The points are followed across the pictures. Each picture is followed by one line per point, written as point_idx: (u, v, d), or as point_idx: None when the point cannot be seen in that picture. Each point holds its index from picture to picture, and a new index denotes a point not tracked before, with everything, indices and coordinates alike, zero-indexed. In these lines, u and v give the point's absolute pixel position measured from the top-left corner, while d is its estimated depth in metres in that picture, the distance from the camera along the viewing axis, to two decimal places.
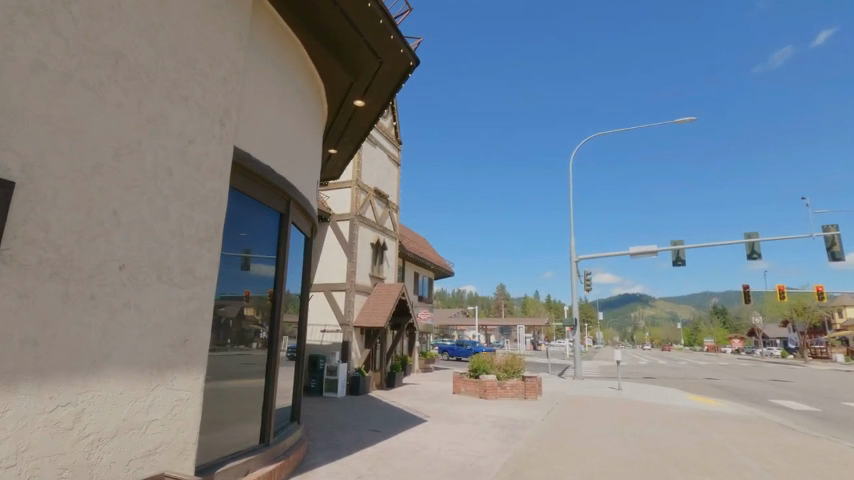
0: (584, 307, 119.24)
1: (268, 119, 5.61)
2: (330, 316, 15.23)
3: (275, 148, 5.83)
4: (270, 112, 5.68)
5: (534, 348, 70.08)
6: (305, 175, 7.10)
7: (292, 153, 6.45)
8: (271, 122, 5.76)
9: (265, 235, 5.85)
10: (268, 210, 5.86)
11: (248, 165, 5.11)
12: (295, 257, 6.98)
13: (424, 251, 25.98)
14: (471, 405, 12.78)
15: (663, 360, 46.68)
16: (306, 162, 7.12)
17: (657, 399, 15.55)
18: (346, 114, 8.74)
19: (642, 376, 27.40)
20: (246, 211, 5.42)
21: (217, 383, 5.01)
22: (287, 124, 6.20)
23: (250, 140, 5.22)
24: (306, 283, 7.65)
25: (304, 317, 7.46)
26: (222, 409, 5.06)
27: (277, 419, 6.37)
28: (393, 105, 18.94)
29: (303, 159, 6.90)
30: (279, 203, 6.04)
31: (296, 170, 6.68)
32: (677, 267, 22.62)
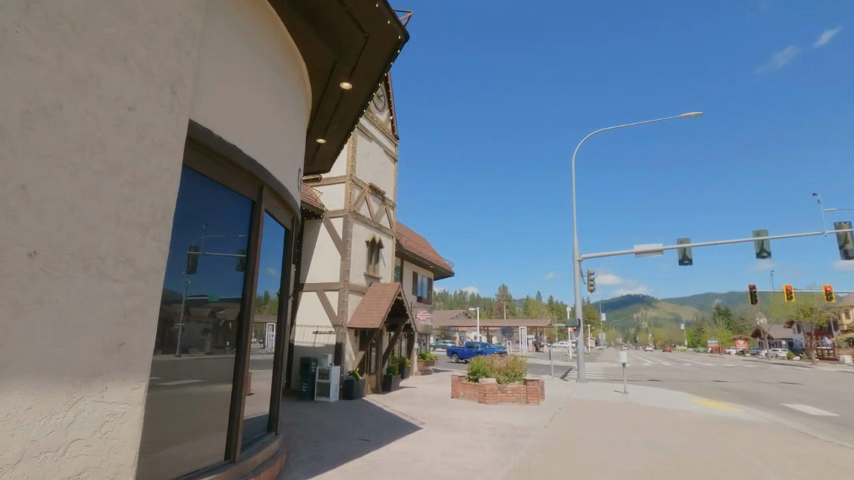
0: (586, 309, 118.37)
1: (236, 93, 5.00)
2: (323, 317, 14.59)
3: (246, 127, 5.22)
4: (238, 86, 5.07)
5: (536, 349, 69.32)
6: (284, 160, 6.48)
7: (267, 135, 5.82)
8: (239, 96, 5.12)
9: (231, 225, 5.20)
10: (236, 197, 5.23)
11: (207, 143, 4.48)
12: (270, 250, 6.35)
13: (423, 251, 25.32)
14: (470, 411, 12.12)
15: (669, 362, 45.84)
16: (285, 146, 6.50)
17: (665, 404, 14.85)
18: (333, 98, 8.12)
19: (648, 378, 26.66)
20: (209, 196, 4.79)
21: (172, 392, 4.38)
22: (259, 102, 5.57)
23: (211, 115, 4.58)
24: (286, 279, 7.02)
25: (283, 318, 6.82)
26: (178, 423, 4.43)
27: (248, 430, 5.71)
28: (390, 98, 18.32)
29: (280, 143, 6.27)
30: (249, 189, 5.39)
31: (272, 155, 6.04)
32: (683, 266, 21.90)
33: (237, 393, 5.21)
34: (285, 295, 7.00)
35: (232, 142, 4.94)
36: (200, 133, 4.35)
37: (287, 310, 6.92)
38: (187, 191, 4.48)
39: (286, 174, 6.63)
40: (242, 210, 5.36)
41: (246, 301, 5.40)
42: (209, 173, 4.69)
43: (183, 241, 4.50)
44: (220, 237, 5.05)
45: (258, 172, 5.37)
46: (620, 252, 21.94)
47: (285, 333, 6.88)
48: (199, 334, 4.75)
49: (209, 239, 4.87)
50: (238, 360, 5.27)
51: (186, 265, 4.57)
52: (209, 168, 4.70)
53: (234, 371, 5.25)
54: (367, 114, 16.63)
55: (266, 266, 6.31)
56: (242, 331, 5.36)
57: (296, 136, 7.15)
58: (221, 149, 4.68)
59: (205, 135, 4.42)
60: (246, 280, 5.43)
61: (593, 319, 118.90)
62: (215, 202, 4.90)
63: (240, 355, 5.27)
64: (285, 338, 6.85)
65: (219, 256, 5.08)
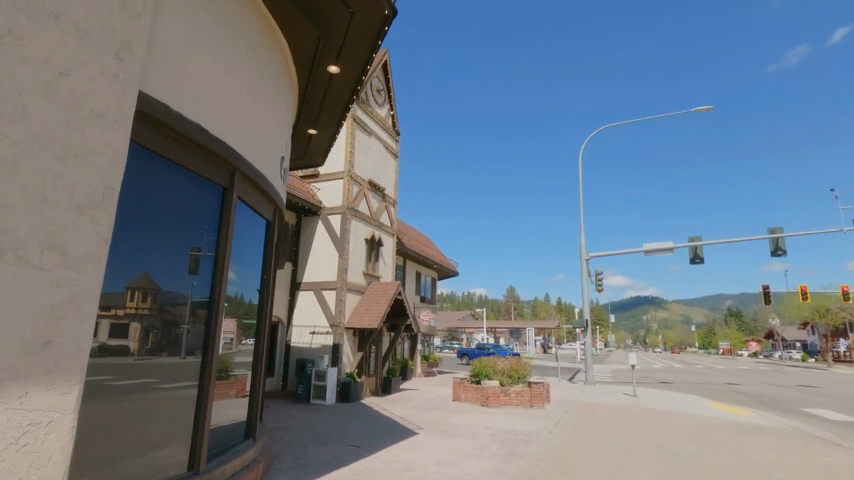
0: (595, 310, 117.14)
1: (206, 68, 4.58)
2: (320, 317, 14.13)
3: (218, 105, 4.79)
4: (206, 60, 4.60)
5: (544, 351, 68.49)
6: (266, 147, 6.06)
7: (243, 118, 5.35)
8: (208, 72, 4.64)
9: (197, 213, 4.74)
10: (202, 182, 4.77)
11: (163, 119, 4.03)
12: (249, 240, 5.92)
13: (426, 250, 24.78)
14: (471, 415, 11.60)
15: (681, 364, 44.80)
16: (267, 132, 6.08)
17: (676, 408, 14.21)
18: (320, 84, 7.68)
19: (658, 381, 25.93)
20: (168, 180, 4.34)
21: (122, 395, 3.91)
22: (234, 80, 5.10)
23: (171, 88, 4.12)
24: (267, 273, 6.58)
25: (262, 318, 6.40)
26: (165, 423, 4.37)
27: (221, 436, 5.32)
28: (391, 93, 17.87)
29: (259, 128, 5.80)
30: (217, 175, 4.92)
31: (251, 140, 5.57)
32: (695, 265, 21.21)
33: (205, 397, 4.77)
34: (266, 293, 6.58)
35: (199, 121, 4.49)
36: (155, 107, 3.91)
37: (267, 308, 6.48)
38: (140, 174, 4.01)
39: (268, 162, 6.21)
40: (211, 198, 4.91)
41: (215, 298, 4.95)
42: (169, 154, 4.27)
43: (135, 227, 3.99)
44: (192, 227, 4.70)
45: (230, 155, 4.94)
46: (629, 251, 21.27)
47: (264, 333, 6.46)
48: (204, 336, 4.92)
49: (170, 228, 4.41)
50: (205, 361, 4.82)
51: (188, 266, 4.68)
52: (170, 148, 4.27)
53: (201, 374, 4.80)
54: (366, 109, 16.18)
55: (243, 262, 5.86)
56: (211, 330, 4.91)
57: (281, 123, 6.73)
58: (180, 126, 4.23)
59: (161, 109, 3.97)
60: (215, 275, 4.98)
61: (602, 320, 117.48)
62: (175, 187, 4.44)
63: (208, 356, 4.83)
64: (264, 338, 6.42)
65: (182, 247, 4.61)
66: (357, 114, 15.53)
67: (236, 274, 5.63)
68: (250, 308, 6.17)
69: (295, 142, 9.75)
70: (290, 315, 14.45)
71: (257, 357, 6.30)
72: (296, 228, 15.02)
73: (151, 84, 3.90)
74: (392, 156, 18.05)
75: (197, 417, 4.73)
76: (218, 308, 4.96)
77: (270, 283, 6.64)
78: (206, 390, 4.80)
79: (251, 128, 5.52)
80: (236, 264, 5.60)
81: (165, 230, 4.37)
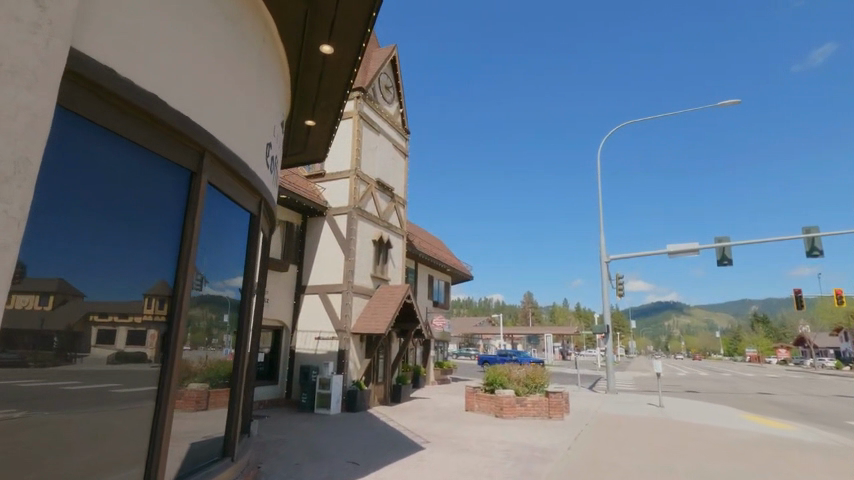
0: (615, 316, 114.63)
1: (172, 32, 3.93)
2: (325, 322, 13.51)
3: (187, 78, 4.15)
4: (173, 29, 3.96)
5: (563, 357, 66.82)
6: (248, 131, 5.43)
7: (220, 103, 4.70)
8: (175, 45, 3.99)
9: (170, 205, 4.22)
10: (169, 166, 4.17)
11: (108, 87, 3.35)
12: (235, 239, 5.46)
13: (439, 253, 24.01)
14: (484, 428, 10.77)
15: (707, 372, 42.95)
16: (250, 115, 5.44)
17: (708, 421, 13.13)
18: (314, 67, 7.11)
19: (685, 390, 24.59)
20: (116, 157, 3.68)
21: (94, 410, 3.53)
22: (209, 60, 4.47)
23: (126, 58, 3.47)
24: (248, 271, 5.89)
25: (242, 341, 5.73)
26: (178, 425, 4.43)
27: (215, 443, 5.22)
28: (400, 90, 17.27)
29: (243, 118, 5.21)
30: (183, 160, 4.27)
31: (233, 130, 4.98)
32: (723, 267, 20.03)
33: (163, 410, 4.05)
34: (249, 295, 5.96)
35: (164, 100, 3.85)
36: (98, 70, 3.24)
37: (249, 312, 5.83)
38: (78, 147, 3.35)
39: (252, 149, 5.58)
40: (175, 182, 4.25)
41: (177, 298, 4.25)
42: (120, 127, 3.61)
43: (85, 220, 3.45)
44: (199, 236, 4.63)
45: (200, 136, 4.30)
46: (652, 253, 20.19)
47: (246, 339, 5.79)
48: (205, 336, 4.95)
49: (133, 216, 3.88)
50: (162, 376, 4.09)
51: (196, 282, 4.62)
52: (121, 123, 3.62)
53: (158, 384, 4.10)
54: (374, 105, 15.60)
55: (220, 258, 5.21)
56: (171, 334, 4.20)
57: (267, 106, 6.08)
58: (134, 96, 3.57)
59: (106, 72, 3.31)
60: (179, 271, 4.30)
61: (623, 326, 114.66)
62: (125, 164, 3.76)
63: (167, 365, 4.13)
64: (245, 344, 5.76)
65: (165, 250, 4.19)
66: (364, 110, 14.95)
67: (210, 272, 4.96)
68: (230, 312, 5.52)
69: (291, 134, 9.17)
70: (295, 320, 13.88)
71: (236, 365, 5.64)
72: (301, 229, 14.50)
73: (95, 43, 3.23)
74: (402, 155, 17.40)
75: (152, 437, 3.99)
76: (181, 307, 4.27)
77: (253, 283, 5.98)
78: (164, 404, 4.08)
79: (229, 108, 4.90)
80: (209, 259, 4.93)
81: (132, 223, 3.87)
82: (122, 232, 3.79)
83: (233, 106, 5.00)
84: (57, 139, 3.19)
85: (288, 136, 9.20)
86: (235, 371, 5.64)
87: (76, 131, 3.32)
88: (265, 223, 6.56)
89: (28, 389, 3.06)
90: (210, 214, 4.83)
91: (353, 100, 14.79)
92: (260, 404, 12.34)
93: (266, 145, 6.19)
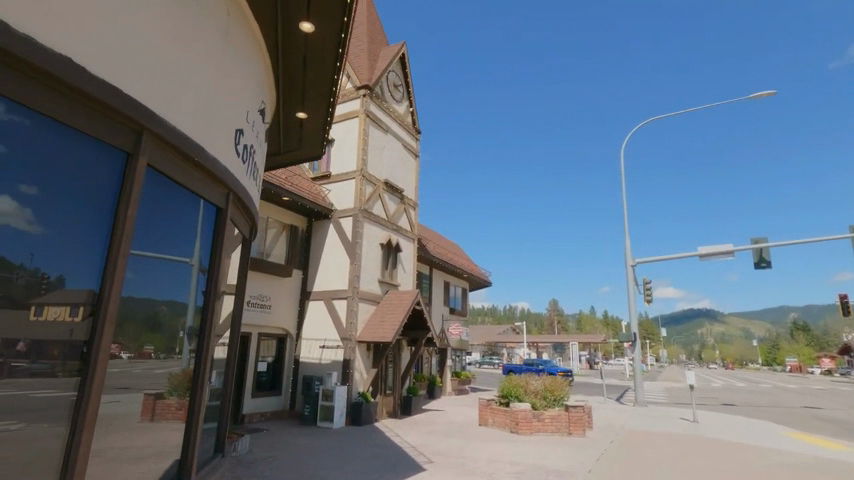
0: (644, 324, 111.08)
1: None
2: (330, 330, 12.84)
3: (149, 56, 3.34)
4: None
5: (589, 367, 64.62)
6: (212, 117, 4.69)
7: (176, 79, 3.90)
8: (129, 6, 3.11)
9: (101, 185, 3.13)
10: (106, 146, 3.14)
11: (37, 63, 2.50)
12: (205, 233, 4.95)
13: (455, 258, 23.20)
14: (497, 446, 9.84)
15: (744, 383, 40.47)
16: (214, 97, 4.69)
17: (749, 440, 11.83)
18: (297, 49, 6.52)
19: (721, 403, 22.91)
20: (48, 137, 2.78)
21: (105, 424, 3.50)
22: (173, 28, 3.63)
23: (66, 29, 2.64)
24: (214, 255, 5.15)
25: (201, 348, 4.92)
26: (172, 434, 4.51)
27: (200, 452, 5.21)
28: (410, 88, 16.69)
29: (206, 97, 4.46)
30: (121, 133, 3.22)
31: (193, 114, 4.20)
32: (760, 270, 18.57)
33: (78, 431, 2.89)
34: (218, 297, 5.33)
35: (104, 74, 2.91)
36: (15, 38, 2.38)
37: (214, 314, 5.06)
38: (17, 134, 2.60)
39: (218, 137, 4.84)
40: (113, 158, 3.20)
41: (105, 298, 3.10)
42: (60, 115, 2.77)
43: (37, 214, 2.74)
44: (169, 236, 4.24)
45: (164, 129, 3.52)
46: (682, 255, 18.85)
47: (208, 342, 4.98)
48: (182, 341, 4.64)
49: (93, 197, 3.08)
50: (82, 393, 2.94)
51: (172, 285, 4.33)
52: (65, 113, 2.81)
53: (77, 392, 2.95)
54: (382, 104, 15.04)
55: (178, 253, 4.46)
56: (95, 341, 3.05)
57: (236, 88, 5.31)
58: (81, 82, 2.76)
59: (27, 44, 2.44)
60: (108, 259, 3.17)
61: (653, 334, 110.88)
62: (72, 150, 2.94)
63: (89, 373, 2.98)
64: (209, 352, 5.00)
65: (101, 239, 3.14)
66: (371, 108, 14.41)
67: (163, 268, 4.19)
68: (191, 317, 4.78)
69: (283, 127, 8.57)
70: (299, 328, 13.33)
71: (196, 372, 4.86)
72: (306, 234, 13.95)
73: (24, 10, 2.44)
74: (413, 156, 16.74)
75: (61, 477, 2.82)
76: (110, 302, 3.12)
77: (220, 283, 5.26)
78: (80, 423, 2.91)
79: (190, 90, 4.15)
80: (164, 254, 4.19)
81: (89, 204, 3.06)
82: (84, 224, 3.02)
83: (195, 89, 4.24)
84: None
85: (280, 130, 8.63)
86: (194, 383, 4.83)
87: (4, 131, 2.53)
88: (236, 219, 5.86)
89: (40, 400, 2.73)
90: (167, 205, 4.18)
91: (360, 99, 14.27)
92: (262, 415, 11.87)
93: (235, 132, 5.45)
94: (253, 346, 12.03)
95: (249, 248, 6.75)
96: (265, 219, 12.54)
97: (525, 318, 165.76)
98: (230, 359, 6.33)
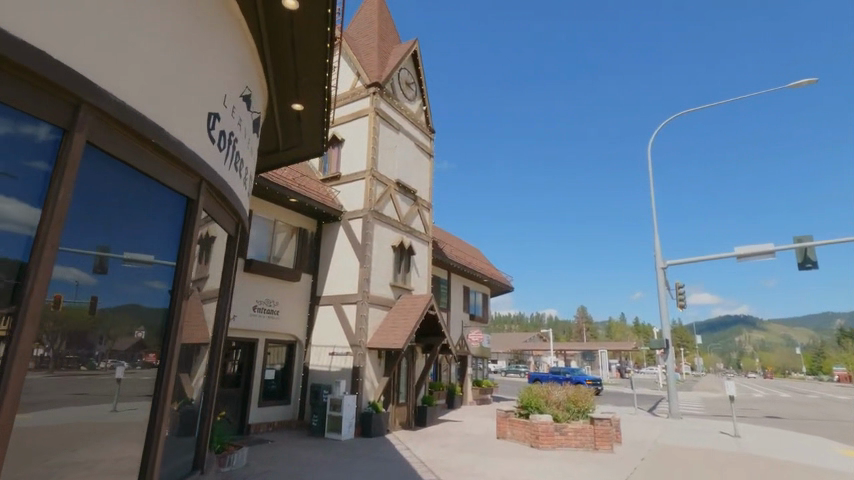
0: (677, 331, 107.03)
1: None
2: (340, 336, 12.30)
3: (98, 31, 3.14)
4: None
5: (620, 375, 62.11)
6: (182, 98, 4.17)
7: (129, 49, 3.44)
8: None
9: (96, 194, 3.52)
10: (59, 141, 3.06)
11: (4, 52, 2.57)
12: (167, 224, 4.46)
13: (474, 262, 22.41)
14: (514, 462, 9.05)
15: (789, 394, 37.81)
16: (185, 74, 4.16)
17: (801, 458, 10.62)
18: (284, 30, 6.09)
19: (764, 415, 21.24)
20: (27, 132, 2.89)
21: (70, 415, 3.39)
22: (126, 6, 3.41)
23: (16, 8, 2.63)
24: (181, 250, 4.63)
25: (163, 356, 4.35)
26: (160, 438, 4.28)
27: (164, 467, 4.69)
28: (423, 86, 16.18)
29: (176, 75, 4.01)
30: (62, 112, 3.03)
31: (159, 96, 3.81)
32: (805, 271, 17.15)
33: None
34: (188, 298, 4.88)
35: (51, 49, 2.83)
36: None
37: (181, 315, 4.53)
38: (49, 154, 3.02)
39: (188, 119, 4.31)
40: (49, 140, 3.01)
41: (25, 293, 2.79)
42: (41, 112, 2.92)
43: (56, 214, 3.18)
44: (115, 227, 3.79)
45: (122, 113, 3.41)
46: (717, 257, 17.57)
47: (173, 347, 4.42)
48: (140, 347, 4.12)
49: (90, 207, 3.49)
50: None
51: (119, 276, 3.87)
52: (35, 103, 2.88)
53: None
54: (393, 102, 14.56)
55: (129, 247, 3.98)
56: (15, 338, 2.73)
57: (212, 67, 4.74)
58: (34, 62, 2.73)
59: None
60: (33, 249, 2.88)
61: (687, 342, 106.54)
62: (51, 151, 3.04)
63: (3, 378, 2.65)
64: (173, 360, 4.42)
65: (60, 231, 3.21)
66: (381, 106, 13.94)
67: (120, 269, 3.88)
68: (155, 319, 4.31)
69: (280, 120, 8.11)
70: (309, 335, 12.86)
71: (159, 379, 4.31)
72: (316, 236, 13.51)
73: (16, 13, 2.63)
74: (427, 155, 16.18)
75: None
76: (31, 301, 2.81)
77: (190, 281, 4.76)
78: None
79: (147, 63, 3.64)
80: (107, 249, 3.71)
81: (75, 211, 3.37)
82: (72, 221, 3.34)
83: (156, 63, 3.73)
84: (13, 141, 2.81)
85: (278, 123, 8.18)
86: (157, 394, 4.30)
87: (31, 150, 2.92)
88: (213, 214, 5.35)
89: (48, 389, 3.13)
90: (115, 189, 3.72)
91: (370, 97, 13.82)
92: (269, 425, 11.42)
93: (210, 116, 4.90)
94: (259, 354, 11.63)
95: (232, 247, 6.31)
96: (272, 221, 12.17)
97: (553, 325, 162.23)
98: (213, 364, 5.97)
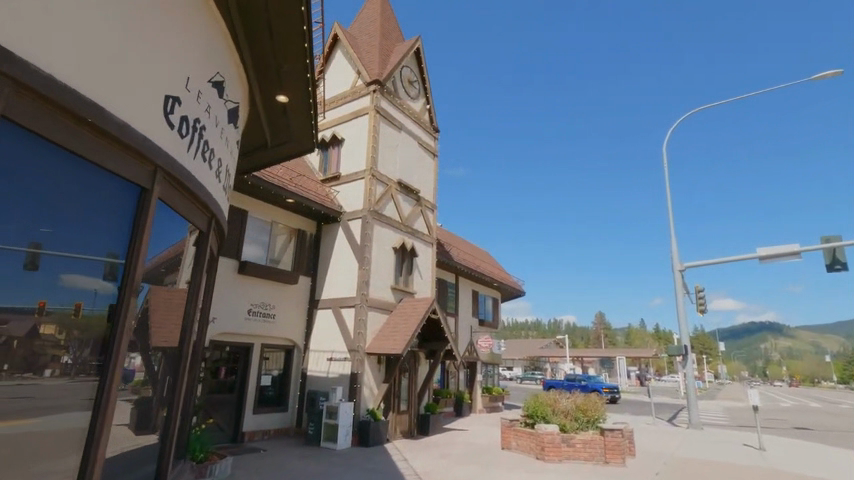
0: (700, 338, 103.94)
1: None
2: (338, 341, 11.87)
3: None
4: None
5: (640, 383, 60.28)
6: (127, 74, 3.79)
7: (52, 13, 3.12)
8: None
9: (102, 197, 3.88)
10: None
11: None
12: (112, 213, 4.01)
13: (483, 266, 21.82)
14: (516, 475, 8.46)
15: (820, 403, 35.91)
16: (127, 45, 3.78)
17: (834, 474, 9.73)
18: (257, 11, 5.80)
19: (793, 426, 20.04)
20: None
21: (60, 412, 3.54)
22: None
23: None
24: (132, 243, 4.18)
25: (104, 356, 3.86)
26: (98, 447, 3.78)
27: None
28: (426, 85, 15.79)
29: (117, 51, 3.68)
30: None
31: (96, 71, 3.48)
32: (834, 273, 16.14)
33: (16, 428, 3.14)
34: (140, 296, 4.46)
35: None
36: None
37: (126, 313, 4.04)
38: None
39: (136, 97, 3.93)
40: None
41: None
42: None
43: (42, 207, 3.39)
44: (42, 213, 3.39)
45: (49, 89, 3.10)
46: (738, 259, 16.67)
47: (115, 348, 3.94)
48: (71, 349, 3.62)
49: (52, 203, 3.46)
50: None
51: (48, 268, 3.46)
52: None
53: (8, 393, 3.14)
54: (394, 100, 14.18)
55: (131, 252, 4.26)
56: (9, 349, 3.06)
57: (167, 46, 4.34)
58: None
59: None
60: None
61: (710, 349, 103.33)
62: None
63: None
64: (119, 361, 3.96)
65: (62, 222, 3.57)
66: (381, 105, 13.57)
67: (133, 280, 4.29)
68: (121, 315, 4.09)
69: (265, 114, 7.81)
70: (308, 339, 12.48)
71: (100, 383, 3.82)
72: (316, 238, 13.15)
73: None
74: (431, 155, 15.75)
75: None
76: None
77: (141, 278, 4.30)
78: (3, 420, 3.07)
79: (81, 33, 3.30)
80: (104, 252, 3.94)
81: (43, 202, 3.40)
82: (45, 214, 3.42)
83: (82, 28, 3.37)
84: None
85: (264, 118, 7.88)
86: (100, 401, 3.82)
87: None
88: (176, 206, 4.94)
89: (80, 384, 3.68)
90: (41, 170, 3.34)
91: (370, 95, 13.46)
92: (264, 433, 11.05)
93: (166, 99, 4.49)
94: (255, 359, 11.27)
95: (202, 243, 5.89)
96: (269, 222, 11.86)
97: (571, 331, 159.41)
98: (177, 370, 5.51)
